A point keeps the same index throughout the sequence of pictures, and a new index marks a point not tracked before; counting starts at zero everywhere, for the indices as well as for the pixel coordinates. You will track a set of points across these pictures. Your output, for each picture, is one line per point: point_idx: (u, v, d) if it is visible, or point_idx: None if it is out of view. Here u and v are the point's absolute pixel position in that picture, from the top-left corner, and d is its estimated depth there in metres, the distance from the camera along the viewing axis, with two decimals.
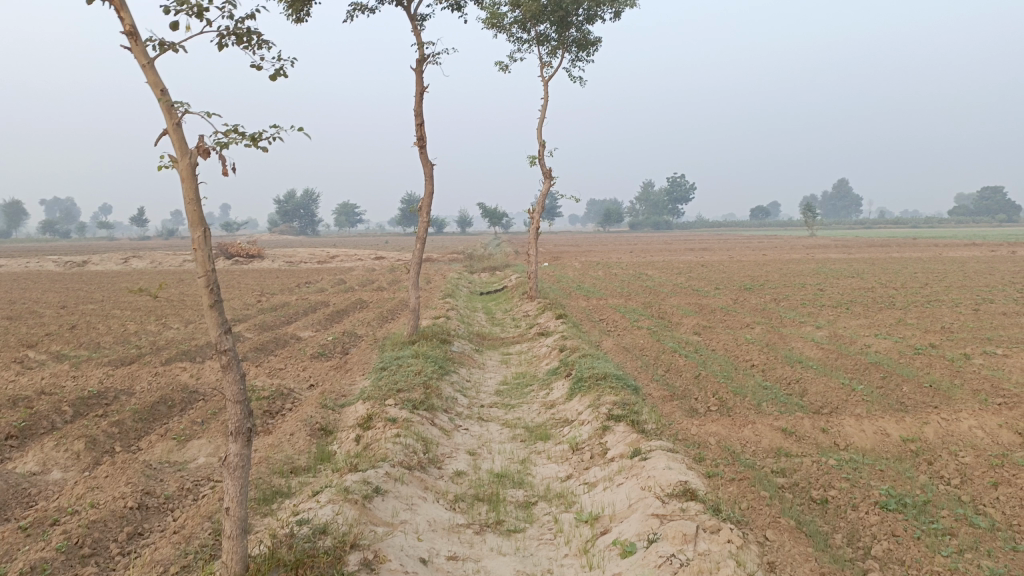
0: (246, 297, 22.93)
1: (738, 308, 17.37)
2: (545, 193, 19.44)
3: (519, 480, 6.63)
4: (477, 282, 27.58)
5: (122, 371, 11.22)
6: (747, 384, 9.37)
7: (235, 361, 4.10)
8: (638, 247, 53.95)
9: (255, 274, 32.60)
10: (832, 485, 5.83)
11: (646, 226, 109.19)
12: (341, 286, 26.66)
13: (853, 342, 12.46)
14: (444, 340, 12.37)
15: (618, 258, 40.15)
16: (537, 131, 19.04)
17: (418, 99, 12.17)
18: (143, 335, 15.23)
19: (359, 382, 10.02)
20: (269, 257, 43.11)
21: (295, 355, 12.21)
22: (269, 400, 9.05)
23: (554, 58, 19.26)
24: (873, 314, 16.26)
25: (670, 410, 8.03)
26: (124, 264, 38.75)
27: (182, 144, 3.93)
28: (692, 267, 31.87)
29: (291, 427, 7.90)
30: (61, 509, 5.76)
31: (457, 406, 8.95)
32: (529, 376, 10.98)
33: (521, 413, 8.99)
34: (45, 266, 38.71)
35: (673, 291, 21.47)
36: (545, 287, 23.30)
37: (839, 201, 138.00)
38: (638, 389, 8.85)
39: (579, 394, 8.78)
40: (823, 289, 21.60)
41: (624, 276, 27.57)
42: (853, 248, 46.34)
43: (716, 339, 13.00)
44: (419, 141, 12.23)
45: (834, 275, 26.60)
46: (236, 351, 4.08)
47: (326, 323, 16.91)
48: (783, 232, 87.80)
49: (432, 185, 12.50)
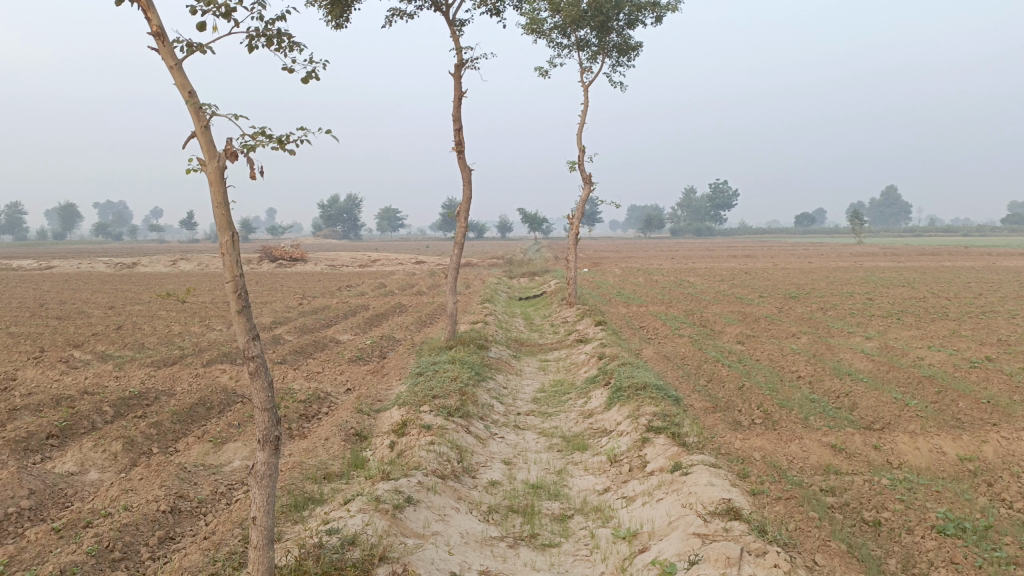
0: (288, 300, 23.13)
1: (783, 317, 16.94)
2: (585, 198, 19.23)
3: (555, 492, 6.45)
4: (516, 287, 27.45)
5: (163, 372, 11.32)
6: (794, 397, 9.05)
7: (263, 368, 4.03)
8: (679, 254, 53.34)
9: (297, 277, 32.96)
10: (885, 506, 5.53)
11: (688, 233, 107.98)
12: (381, 290, 26.77)
13: (905, 354, 12.01)
14: (481, 346, 12.24)
15: (660, 264, 39.67)
16: (578, 136, 18.85)
17: (457, 104, 12.09)
18: (186, 336, 15.41)
19: (396, 387, 9.94)
20: (312, 260, 43.57)
21: (333, 359, 12.20)
22: (305, 404, 9.01)
23: (595, 63, 19.06)
24: (926, 325, 15.70)
25: (712, 422, 7.77)
26: (172, 266, 39.53)
27: (210, 147, 3.89)
28: (736, 274, 31.31)
29: (326, 432, 7.83)
30: (95, 510, 5.75)
31: (493, 413, 8.81)
32: (567, 383, 10.79)
33: (559, 422, 8.81)
34: (95, 267, 39.75)
35: (715, 298, 21.06)
36: (585, 293, 23.07)
37: (887, 207, 134.81)
38: (680, 399, 8.60)
39: (618, 403, 8.57)
40: (872, 298, 20.98)
41: (665, 283, 27.18)
42: (902, 256, 45.10)
43: (761, 348, 12.65)
44: (458, 146, 12.14)
45: (882, 284, 25.87)
46: (264, 357, 4.01)
47: (366, 327, 16.94)
48: (829, 239, 86.03)
49: (471, 190, 12.39)
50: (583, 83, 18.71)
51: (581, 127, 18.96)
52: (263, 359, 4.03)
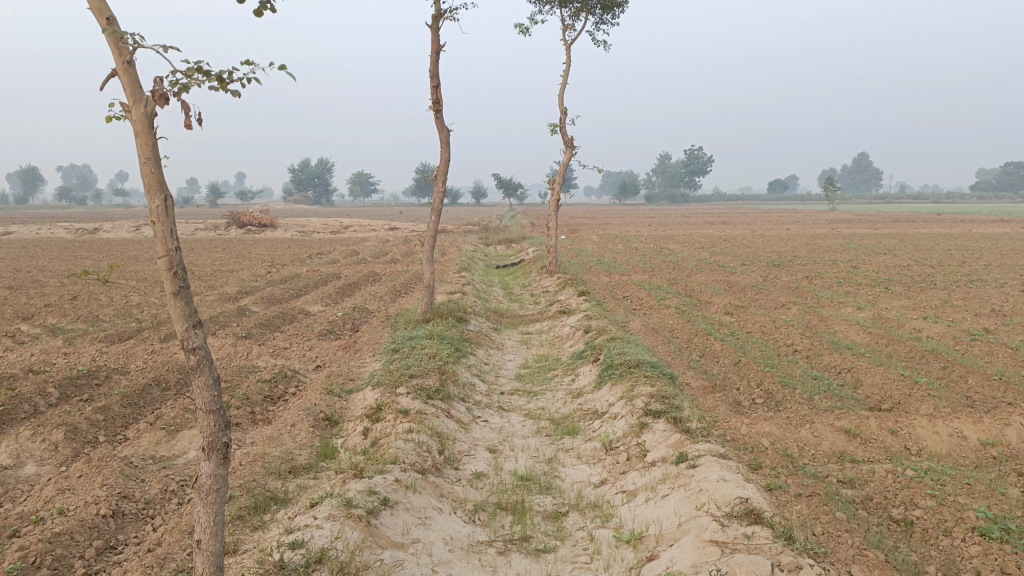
0: (256, 268, 22.25)
1: (770, 286, 16.46)
2: (566, 163, 18.51)
3: (546, 485, 5.85)
4: (493, 254, 26.76)
5: (117, 348, 10.50)
6: (794, 374, 8.52)
7: (207, 362, 3.35)
8: (655, 221, 53.09)
9: (266, 244, 31.94)
10: (914, 503, 5.01)
11: (663, 199, 107.65)
12: (353, 257, 25.91)
13: (901, 326, 11.55)
14: (460, 318, 11.55)
15: (637, 231, 39.13)
16: (560, 97, 18.08)
17: (434, 58, 11.25)
18: (146, 307, 14.53)
19: (369, 364, 9.24)
20: (282, 226, 42.43)
21: (302, 333, 11.46)
22: (270, 384, 8.29)
23: (577, 20, 18.22)
24: (915, 294, 15.30)
25: (713, 403, 7.22)
26: (136, 232, 38.23)
27: (134, 87, 3.12)
28: (715, 242, 30.81)
29: (293, 417, 7.14)
30: (25, 515, 5.05)
31: (476, 394, 8.18)
32: (552, 359, 10.17)
33: (546, 402, 8.18)
34: (56, 233, 38.35)
35: (698, 267, 20.53)
36: (564, 261, 22.46)
37: (860, 175, 135.43)
38: (676, 378, 8.02)
39: (609, 383, 7.98)
40: (856, 267, 20.60)
41: (645, 250, 26.65)
42: (877, 223, 45.13)
43: (751, 320, 12.13)
44: (435, 104, 11.33)
45: (864, 252, 25.52)
46: (208, 349, 3.32)
47: (337, 297, 16.17)
48: (803, 207, 86.25)
49: (449, 152, 11.62)
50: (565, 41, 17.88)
51: (562, 87, 18.16)
52: (207, 351, 3.34)
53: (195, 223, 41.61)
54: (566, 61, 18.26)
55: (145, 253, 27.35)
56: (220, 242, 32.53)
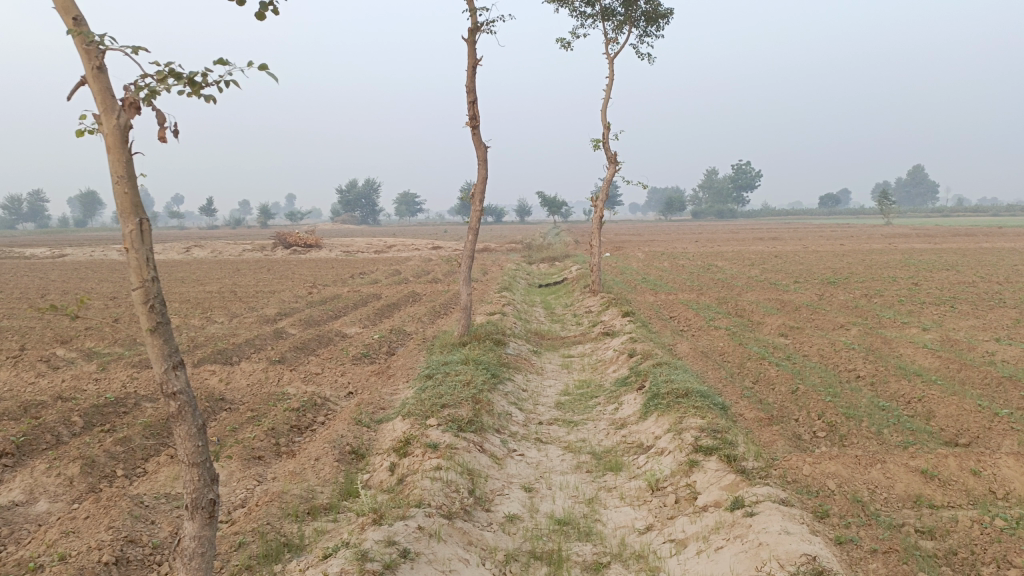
0: (298, 289, 22.15)
1: (826, 305, 15.64)
2: (609, 179, 17.99)
3: (585, 530, 5.32)
4: (536, 273, 26.33)
5: (148, 373, 10.29)
6: (859, 404, 7.83)
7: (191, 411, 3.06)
8: (702, 238, 52.11)
9: (310, 264, 32.04)
10: (1010, 562, 4.34)
11: (710, 215, 106.02)
12: (395, 277, 25.72)
13: (973, 349, 10.71)
14: (498, 342, 11.08)
15: (684, 248, 38.28)
16: (603, 112, 17.64)
17: (471, 73, 10.90)
18: (184, 330, 14.41)
19: (402, 391, 8.83)
20: (327, 246, 42.68)
21: (336, 357, 11.13)
22: (298, 413, 7.92)
23: (620, 33, 17.77)
24: (984, 313, 14.32)
25: (770, 438, 6.60)
26: (186, 253, 38.82)
27: (105, 95, 2.86)
28: (765, 258, 29.85)
29: (317, 450, 6.74)
30: (25, 560, 4.72)
31: (512, 424, 7.69)
32: (594, 385, 9.62)
33: (587, 434, 7.64)
34: (108, 255, 39.16)
35: (748, 285, 19.75)
36: (608, 279, 21.86)
37: (915, 188, 131.63)
38: (728, 409, 7.41)
39: (654, 413, 7.42)
40: (917, 284, 19.57)
41: (692, 268, 25.90)
42: (936, 238, 43.34)
43: (807, 342, 11.41)
44: (472, 120, 10.97)
45: (924, 268, 24.38)
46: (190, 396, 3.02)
47: (376, 319, 15.87)
48: (855, 221, 83.99)
49: (487, 169, 11.22)
50: (608, 55, 17.44)
51: (605, 101, 17.70)
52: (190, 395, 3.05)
53: (243, 244, 42.16)
54: (609, 75, 17.82)
55: (191, 274, 27.60)
56: (266, 263, 32.77)
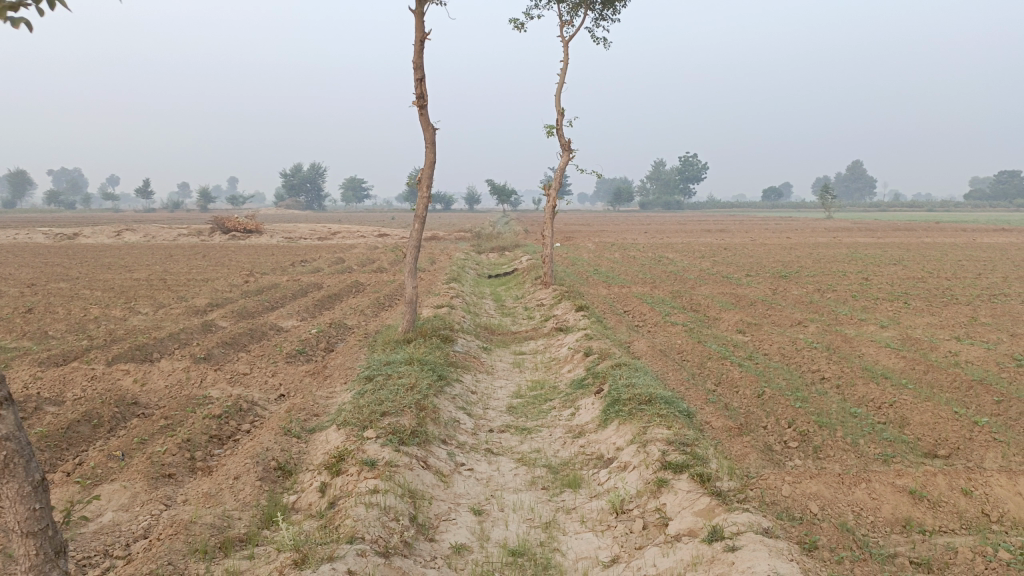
0: (234, 277, 20.95)
1: (782, 300, 15.32)
2: (562, 167, 17.36)
3: (542, 563, 4.66)
4: (485, 263, 25.60)
5: (54, 372, 9.25)
6: (830, 410, 7.36)
7: (26, 478, 3.45)
8: (651, 228, 52.07)
9: (249, 251, 30.65)
10: None
11: (657, 206, 106.71)
12: (339, 266, 24.70)
13: (936, 349, 10.41)
14: (446, 338, 10.35)
15: (633, 239, 37.92)
16: (556, 97, 17.02)
17: (418, 48, 10.10)
18: (104, 323, 13.28)
19: (339, 395, 8.04)
20: (268, 231, 41.15)
21: (269, 354, 10.24)
22: (219, 420, 7.09)
23: (575, 15, 17.13)
24: (940, 310, 14.15)
25: (741, 452, 6.05)
26: (117, 237, 36.88)
27: None
28: (714, 251, 29.67)
29: (237, 467, 5.93)
30: None
31: (460, 434, 6.99)
32: (548, 386, 9.00)
33: (542, 444, 6.99)
34: (33, 237, 37.02)
35: (701, 278, 19.40)
36: (559, 271, 21.30)
37: (854, 182, 134.70)
38: (694, 416, 6.83)
39: (616, 422, 6.81)
40: (867, 279, 19.50)
41: (644, 259, 25.53)
42: (878, 232, 43.95)
43: (767, 340, 10.99)
44: (419, 100, 10.17)
45: (872, 262, 24.43)
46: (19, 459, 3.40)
47: (315, 311, 14.95)
48: (798, 215, 85.44)
49: (435, 153, 10.45)
50: (562, 37, 16.79)
51: (559, 86, 17.05)
52: (18, 452, 3.42)
53: (179, 229, 40.32)
54: (564, 59, 17.17)
55: (119, 260, 26.05)
56: (201, 249, 31.21)
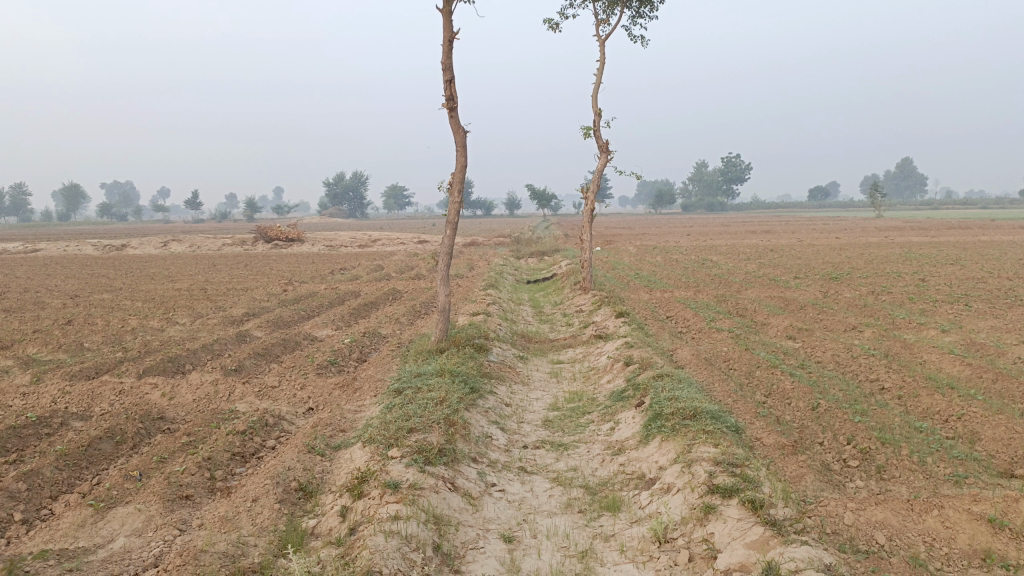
0: (273, 286, 20.96)
1: (833, 303, 14.62)
2: (600, 170, 16.92)
3: None
4: (524, 268, 25.26)
5: (84, 385, 9.13)
6: (892, 425, 6.79)
7: None
8: (693, 231, 51.17)
9: (289, 259, 30.79)
10: None
11: (700, 208, 105.23)
12: (377, 273, 24.61)
13: (1004, 355, 9.69)
14: (480, 348, 10.00)
15: (676, 242, 37.25)
16: (593, 98, 16.59)
17: (447, 48, 9.78)
18: (140, 334, 13.25)
19: (367, 409, 7.72)
20: (309, 239, 41.44)
21: (300, 365, 10.00)
22: (242, 437, 6.82)
23: (612, 14, 16.69)
24: (1004, 313, 13.34)
25: (796, 474, 5.56)
26: (163, 248, 37.51)
27: None
28: (760, 252, 28.88)
29: (256, 489, 5.63)
30: None
31: (492, 451, 6.60)
32: (586, 398, 8.57)
33: (579, 462, 6.57)
34: (83, 249, 37.89)
35: (746, 281, 18.72)
36: (599, 275, 20.83)
37: (904, 180, 131.17)
38: (742, 432, 6.33)
39: (659, 439, 6.34)
40: (924, 280, 18.60)
41: (687, 262, 24.92)
42: (931, 230, 42.42)
43: (819, 346, 10.40)
44: (449, 102, 9.85)
45: (928, 262, 23.42)
46: None
47: (350, 320, 14.74)
48: (846, 214, 83.46)
49: (465, 156, 10.12)
50: (598, 36, 16.35)
51: (596, 86, 16.62)
52: None
53: (223, 239, 40.84)
54: (600, 58, 16.74)
55: (163, 271, 26.34)
56: (244, 258, 31.48)
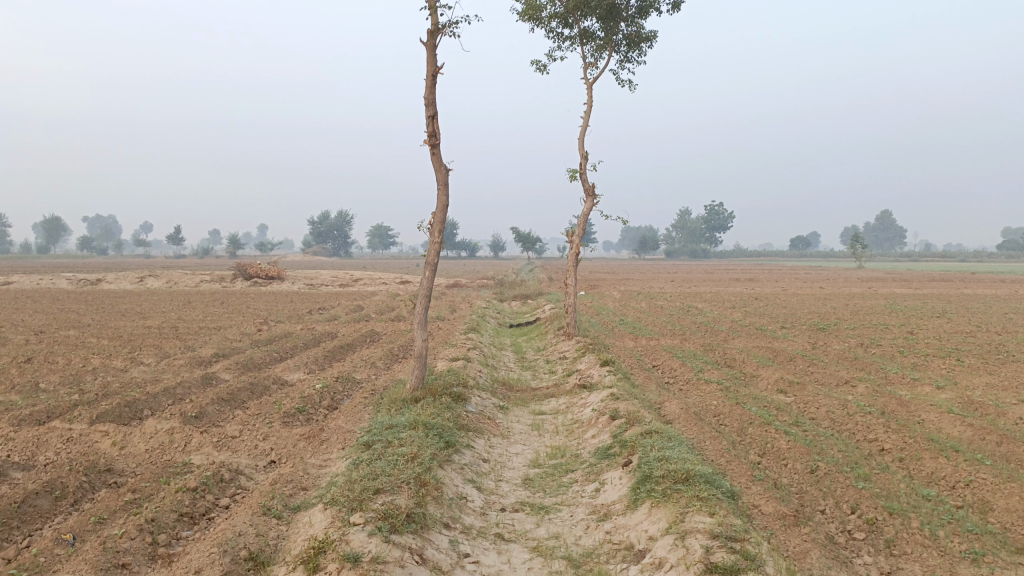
0: (247, 326, 20.31)
1: (823, 355, 14.24)
2: (586, 213, 16.60)
3: None
4: (507, 311, 24.79)
5: (29, 431, 8.47)
6: (898, 492, 6.32)
7: None
8: (677, 276, 51.03)
9: (268, 298, 30.14)
10: None
11: (683, 254, 105.63)
12: (356, 314, 24.01)
13: (1005, 414, 9.27)
14: (458, 397, 9.45)
15: (661, 288, 37.01)
16: (580, 140, 16.36)
17: (430, 83, 9.45)
18: (101, 374, 12.58)
19: (333, 464, 7.14)
20: (290, 278, 40.79)
21: (266, 412, 9.40)
22: (192, 494, 6.22)
23: (600, 57, 16.54)
24: (998, 369, 12.99)
25: (800, 550, 5.07)
26: (139, 284, 36.72)
27: None
28: (746, 300, 28.62)
29: (200, 558, 5.02)
30: None
31: (467, 516, 6.05)
32: (569, 453, 8.04)
33: (561, 528, 6.02)
34: (57, 283, 37.01)
35: (733, 330, 18.32)
36: (583, 321, 20.41)
37: (884, 231, 132.87)
38: (738, 499, 5.83)
39: (649, 505, 5.82)
40: (913, 332, 18.31)
41: (672, 309, 24.57)
42: (913, 282, 42.49)
43: (812, 401, 9.96)
44: (432, 138, 9.48)
45: (915, 314, 23.23)
46: None
47: (324, 363, 14.15)
48: (828, 264, 84.03)
49: (447, 195, 9.71)
50: (586, 79, 16.17)
51: (583, 129, 16.40)
52: None
53: (202, 275, 40.11)
54: (588, 101, 16.54)
55: (135, 307, 25.58)
56: (221, 295, 30.79)
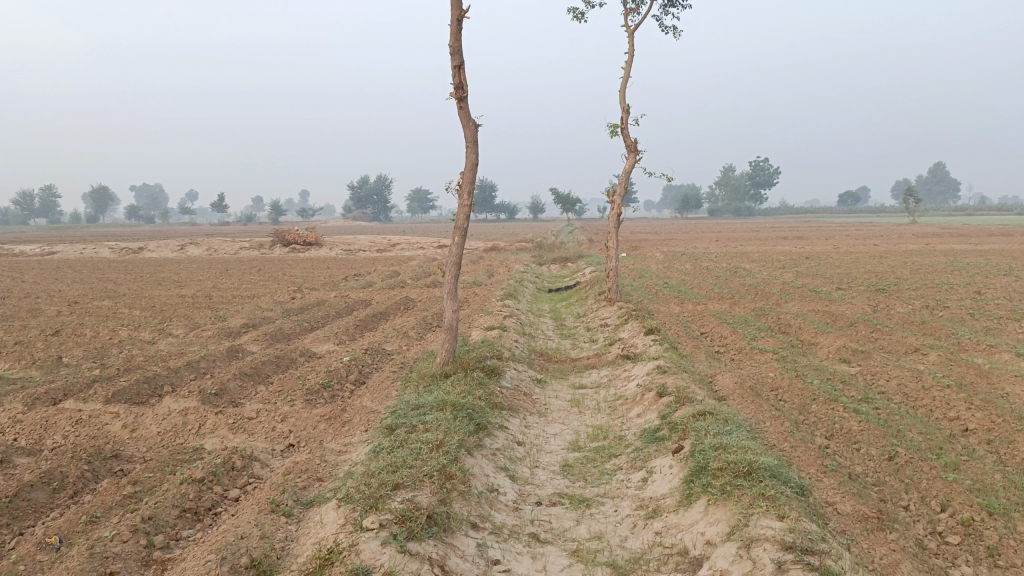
0: (281, 294, 19.92)
1: (885, 319, 13.21)
2: (627, 171, 15.67)
3: None
4: (546, 275, 24.05)
5: (41, 412, 8.05)
6: (995, 485, 5.46)
7: None
8: (721, 236, 49.48)
9: (304, 264, 29.85)
10: None
11: (727, 212, 103.17)
12: (392, 280, 23.50)
13: None
14: (491, 372, 8.77)
15: (705, 248, 35.81)
16: (620, 93, 15.38)
17: (455, 29, 8.63)
18: (127, 347, 12.21)
19: (354, 451, 6.53)
20: (328, 243, 40.50)
21: (288, 389, 8.83)
22: (198, 487, 5.67)
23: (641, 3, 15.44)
24: None
25: (889, 562, 4.30)
26: (180, 251, 36.82)
27: None
28: (796, 259, 27.39)
29: (195, 567, 4.45)
30: None
31: (497, 514, 5.37)
32: (612, 436, 7.31)
33: (604, 527, 5.32)
34: (101, 252, 37.34)
35: (786, 292, 17.32)
36: (625, 284, 19.56)
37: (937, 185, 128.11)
38: (810, 495, 5.07)
39: (706, 503, 5.07)
40: (981, 292, 17.08)
41: (719, 270, 23.54)
42: (972, 237, 40.45)
43: (880, 373, 9.04)
44: (457, 91, 8.69)
45: (980, 272, 21.81)
46: None
47: (356, 332, 13.59)
48: (878, 220, 81.21)
49: (476, 153, 8.94)
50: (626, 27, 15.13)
51: (623, 81, 15.39)
52: None
53: (241, 242, 40.05)
54: (628, 51, 15.50)
55: (173, 275, 25.48)
56: (259, 262, 30.60)
